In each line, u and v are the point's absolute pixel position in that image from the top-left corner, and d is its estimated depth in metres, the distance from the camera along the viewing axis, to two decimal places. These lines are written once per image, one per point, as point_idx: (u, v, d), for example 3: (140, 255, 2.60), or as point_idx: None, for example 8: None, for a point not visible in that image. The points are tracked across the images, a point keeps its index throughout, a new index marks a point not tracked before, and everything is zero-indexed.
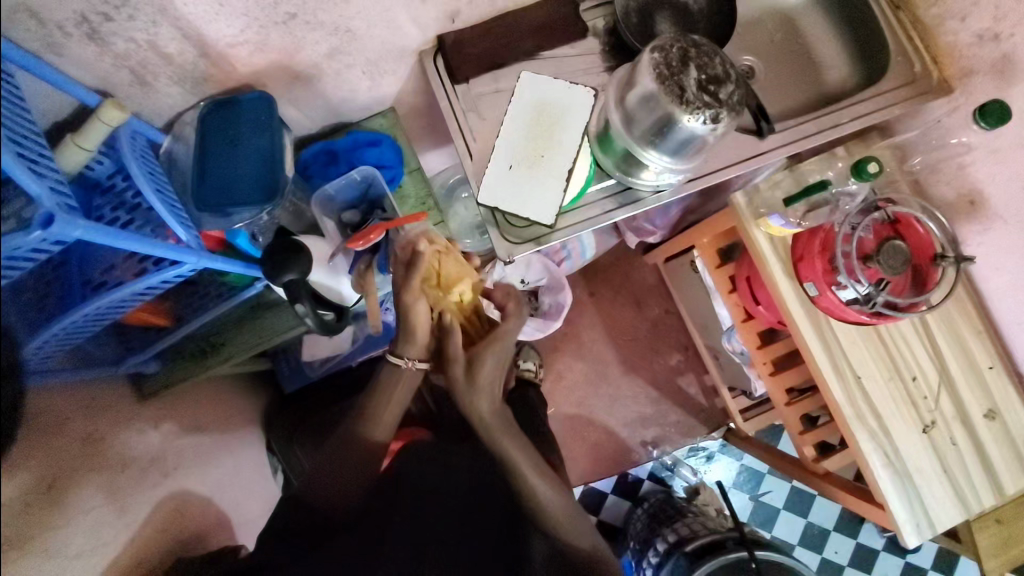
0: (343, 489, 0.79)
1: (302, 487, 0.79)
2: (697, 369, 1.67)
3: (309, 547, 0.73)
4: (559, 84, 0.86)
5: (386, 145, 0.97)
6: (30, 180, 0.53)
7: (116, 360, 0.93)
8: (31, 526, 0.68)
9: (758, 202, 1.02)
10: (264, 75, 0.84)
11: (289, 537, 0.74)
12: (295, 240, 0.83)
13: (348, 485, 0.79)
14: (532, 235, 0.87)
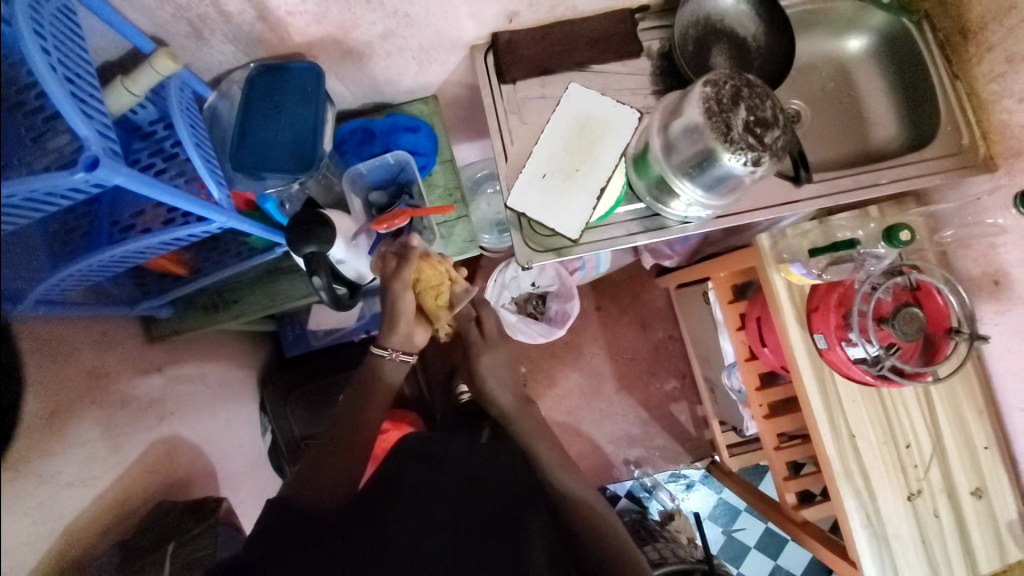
0: (328, 490, 0.83)
1: (288, 493, 0.79)
2: (691, 399, 1.67)
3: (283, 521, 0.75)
4: (606, 100, 0.85)
5: (423, 133, 0.98)
6: (80, 121, 0.55)
7: (130, 302, 0.93)
8: (31, 448, 0.70)
9: (782, 248, 1.02)
10: (316, 47, 0.84)
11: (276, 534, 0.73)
12: (321, 212, 0.84)
13: (334, 486, 0.84)
14: (554, 244, 0.87)
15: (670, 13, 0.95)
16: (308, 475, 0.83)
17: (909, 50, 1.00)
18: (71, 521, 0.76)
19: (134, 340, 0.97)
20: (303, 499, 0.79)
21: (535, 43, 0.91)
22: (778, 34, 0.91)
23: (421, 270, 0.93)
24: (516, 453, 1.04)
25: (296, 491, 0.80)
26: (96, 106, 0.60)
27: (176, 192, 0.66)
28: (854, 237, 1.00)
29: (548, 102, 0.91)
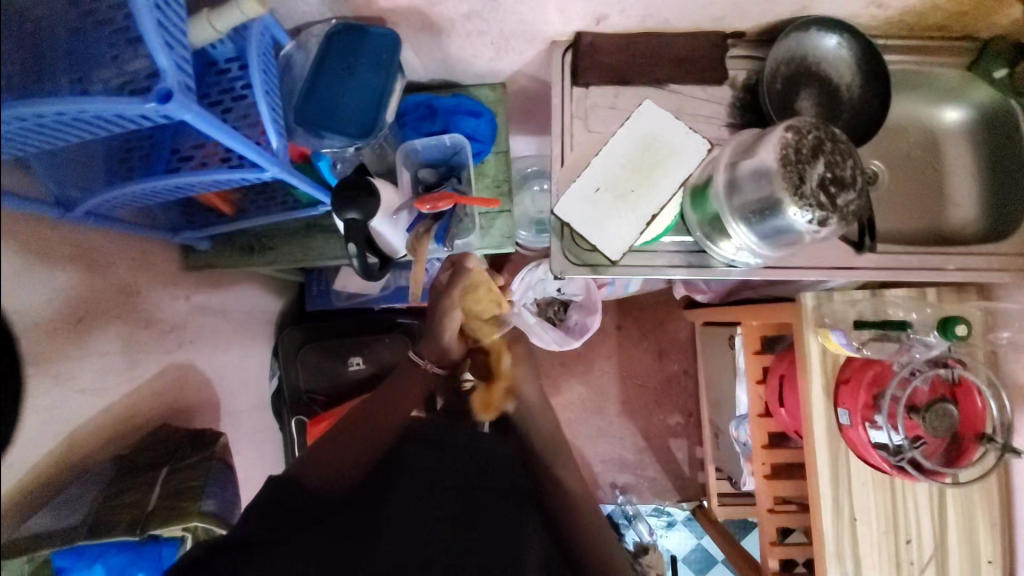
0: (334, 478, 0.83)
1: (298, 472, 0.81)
2: (692, 438, 1.63)
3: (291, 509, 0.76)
4: (679, 125, 0.81)
5: (484, 120, 0.97)
6: (161, 52, 0.55)
7: (171, 227, 0.95)
8: (53, 348, 0.74)
9: (826, 310, 0.97)
10: (398, 15, 0.83)
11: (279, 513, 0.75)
12: (367, 180, 0.83)
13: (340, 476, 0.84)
14: (591, 261, 0.83)
15: (764, 47, 0.91)
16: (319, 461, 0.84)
17: (1010, 135, 0.94)
18: (78, 424, 0.79)
19: (169, 266, 1.00)
20: (312, 482, 0.80)
21: (618, 52, 0.88)
22: (873, 91, 0.86)
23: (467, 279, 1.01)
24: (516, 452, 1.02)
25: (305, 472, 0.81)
26: (180, 37, 0.61)
27: (237, 135, 0.66)
28: (905, 319, 0.95)
29: (618, 115, 0.88)
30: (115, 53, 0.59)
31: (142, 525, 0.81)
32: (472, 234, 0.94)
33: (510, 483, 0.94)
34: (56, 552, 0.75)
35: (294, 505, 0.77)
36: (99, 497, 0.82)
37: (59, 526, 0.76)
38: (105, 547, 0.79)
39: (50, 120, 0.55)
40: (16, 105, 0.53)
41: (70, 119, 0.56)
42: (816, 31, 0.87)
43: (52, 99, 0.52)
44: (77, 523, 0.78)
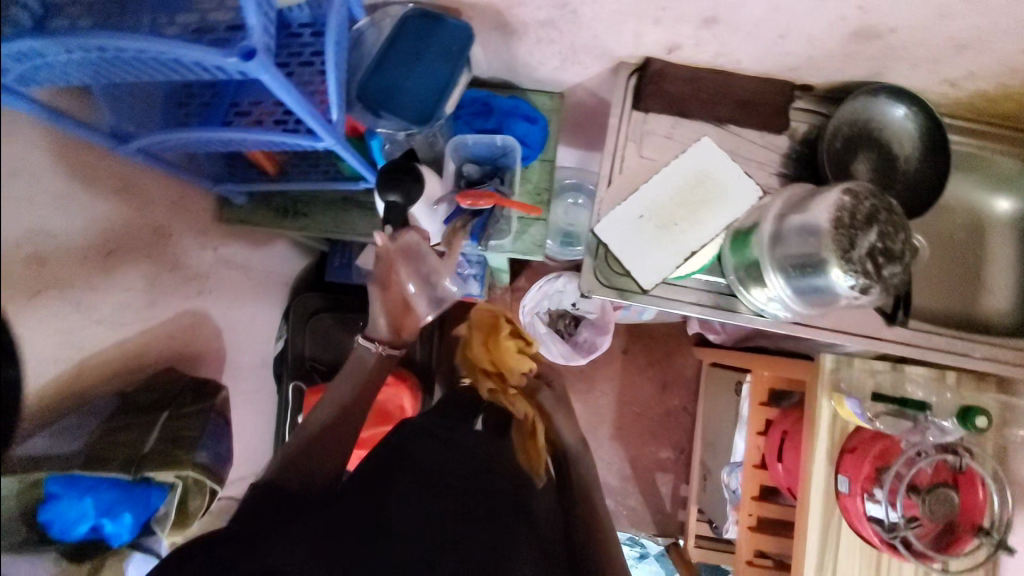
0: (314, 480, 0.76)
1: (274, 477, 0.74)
2: (679, 475, 1.62)
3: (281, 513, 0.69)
4: (734, 167, 0.81)
5: (538, 127, 0.97)
6: (253, 11, 0.55)
7: (213, 177, 0.94)
8: (80, 277, 0.76)
9: (842, 375, 0.97)
10: (474, 10, 0.83)
11: (267, 513, 0.69)
12: (415, 165, 0.84)
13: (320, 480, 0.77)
14: (620, 284, 0.82)
15: (830, 104, 0.90)
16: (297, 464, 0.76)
17: None
18: (90, 354, 0.80)
19: (202, 215, 1.01)
20: (292, 482, 0.74)
21: (685, 83, 0.87)
22: (931, 167, 0.86)
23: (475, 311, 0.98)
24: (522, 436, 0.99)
25: (300, 457, 0.78)
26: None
27: (304, 102, 0.67)
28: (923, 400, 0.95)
29: (673, 146, 0.87)
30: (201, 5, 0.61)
31: (136, 466, 0.82)
32: (506, 238, 0.94)
33: (511, 482, 0.87)
34: (50, 476, 0.74)
35: (283, 505, 0.70)
36: (94, 432, 0.80)
37: (54, 454, 0.75)
38: (98, 481, 0.79)
39: (128, 56, 0.56)
40: (100, 36, 0.53)
41: (147, 58, 0.56)
42: (885, 98, 0.86)
43: (138, 38, 0.52)
44: (74, 453, 0.77)
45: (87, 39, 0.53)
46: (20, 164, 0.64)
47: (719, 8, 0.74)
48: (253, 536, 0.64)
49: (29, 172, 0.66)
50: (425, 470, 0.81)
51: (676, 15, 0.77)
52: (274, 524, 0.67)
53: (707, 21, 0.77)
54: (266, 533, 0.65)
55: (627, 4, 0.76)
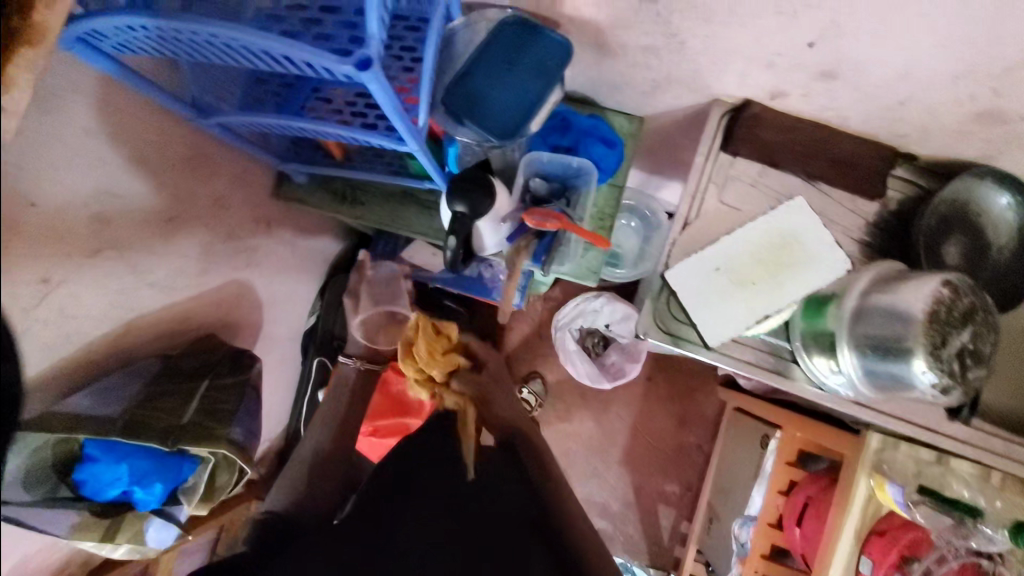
0: (320, 504, 0.93)
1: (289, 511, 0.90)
2: (681, 511, 1.60)
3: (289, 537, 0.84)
4: (826, 235, 0.74)
5: (615, 152, 0.94)
6: (375, 19, 0.51)
7: (280, 155, 0.94)
8: (139, 240, 0.76)
9: (885, 457, 0.94)
10: (575, 24, 0.79)
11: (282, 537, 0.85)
12: (489, 178, 0.81)
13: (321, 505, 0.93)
14: (679, 332, 0.79)
15: (931, 178, 0.85)
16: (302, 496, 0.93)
17: None
18: (138, 316, 0.80)
19: (259, 189, 1.00)
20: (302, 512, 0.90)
21: (783, 130, 0.82)
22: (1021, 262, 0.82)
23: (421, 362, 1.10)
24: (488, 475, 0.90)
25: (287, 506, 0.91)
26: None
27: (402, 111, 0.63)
28: (973, 502, 0.90)
29: (755, 195, 0.83)
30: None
31: (175, 439, 0.77)
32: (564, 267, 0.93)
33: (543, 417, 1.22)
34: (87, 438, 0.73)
35: (293, 531, 0.86)
36: (134, 396, 0.79)
37: (96, 415, 0.73)
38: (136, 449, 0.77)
39: (236, 44, 0.53)
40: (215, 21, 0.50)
41: (255, 49, 0.53)
42: (993, 182, 0.80)
43: (252, 33, 0.50)
44: (115, 417, 0.75)
45: (197, 25, 0.50)
46: (102, 124, 0.65)
47: (839, 63, 0.69)
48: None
49: (107, 132, 0.66)
50: (422, 489, 0.88)
51: (791, 63, 0.72)
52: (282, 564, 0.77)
53: (824, 74, 0.72)
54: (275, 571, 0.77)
55: (739, 44, 0.71)
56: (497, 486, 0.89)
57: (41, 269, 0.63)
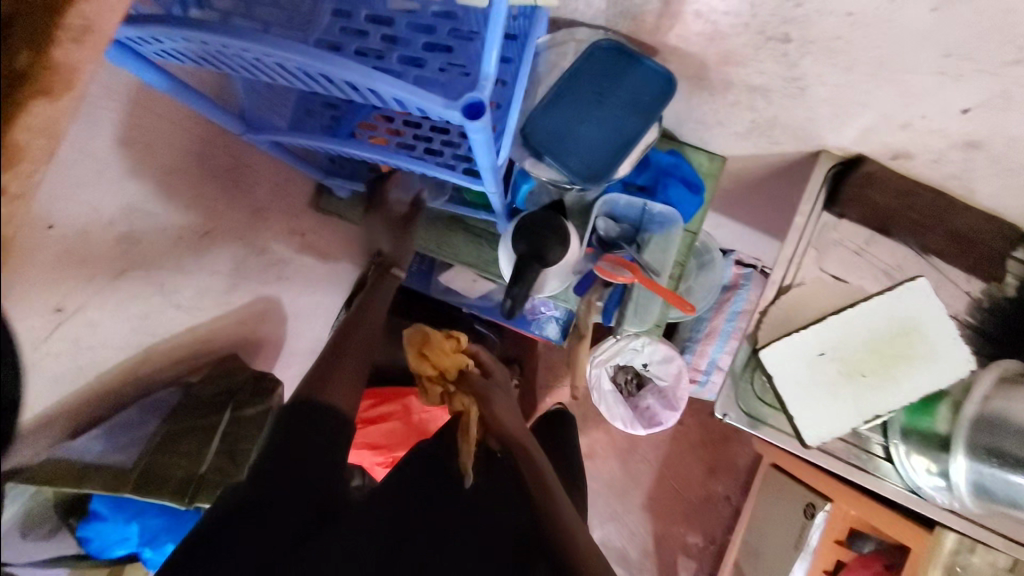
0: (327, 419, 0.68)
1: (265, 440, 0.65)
2: (704, 565, 1.51)
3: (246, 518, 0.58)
4: (952, 328, 0.65)
5: (697, 197, 0.82)
6: (495, 57, 0.42)
7: (325, 169, 0.89)
8: (167, 260, 0.66)
9: (962, 561, 0.80)
10: (678, 56, 0.68)
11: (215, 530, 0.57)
12: (563, 219, 0.72)
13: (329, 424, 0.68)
14: (758, 411, 0.72)
15: None
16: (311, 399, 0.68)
17: None
18: (158, 341, 0.71)
19: (299, 200, 0.91)
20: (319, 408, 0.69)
21: (901, 195, 0.72)
22: None
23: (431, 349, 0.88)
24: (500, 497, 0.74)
25: (313, 384, 0.72)
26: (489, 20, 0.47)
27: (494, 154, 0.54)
28: None
29: (861, 265, 0.74)
30: (393, 12, 0.50)
31: (190, 493, 0.73)
32: (640, 330, 0.82)
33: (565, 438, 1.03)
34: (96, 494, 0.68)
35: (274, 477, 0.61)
36: (150, 438, 0.73)
37: (106, 462, 0.68)
38: (146, 507, 0.72)
39: (317, 74, 0.44)
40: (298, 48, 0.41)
41: (341, 81, 0.45)
42: None
43: (341, 64, 0.41)
44: (128, 468, 0.70)
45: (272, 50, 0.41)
46: (138, 134, 0.57)
47: (992, 134, 0.59)
48: (251, 511, 0.59)
49: (142, 143, 0.58)
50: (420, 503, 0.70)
51: (935, 125, 0.61)
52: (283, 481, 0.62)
53: (971, 143, 0.61)
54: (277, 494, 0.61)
55: (879, 98, 0.61)
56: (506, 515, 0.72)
57: (56, 296, 0.54)
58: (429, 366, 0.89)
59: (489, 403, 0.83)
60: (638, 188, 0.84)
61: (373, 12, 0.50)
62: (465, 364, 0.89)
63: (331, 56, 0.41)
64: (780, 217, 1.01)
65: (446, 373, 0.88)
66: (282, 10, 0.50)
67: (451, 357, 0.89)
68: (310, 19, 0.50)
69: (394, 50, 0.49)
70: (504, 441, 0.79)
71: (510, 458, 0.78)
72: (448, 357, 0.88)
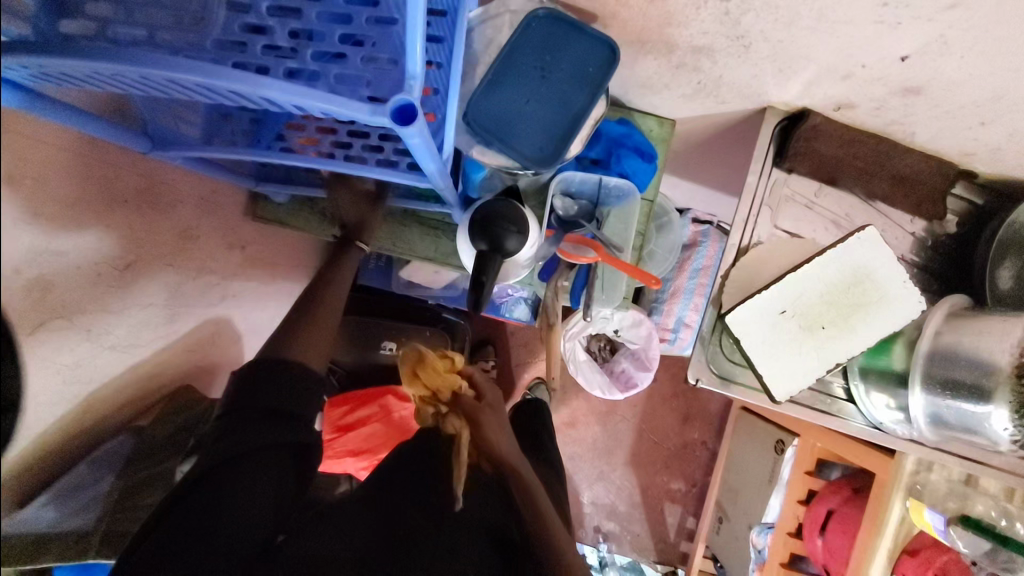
0: (295, 392, 0.67)
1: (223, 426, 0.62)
2: (688, 508, 1.60)
3: (211, 512, 0.55)
4: (901, 271, 0.68)
5: (651, 165, 0.80)
6: (419, 55, 0.40)
7: (256, 175, 0.82)
8: (89, 300, 0.59)
9: (921, 479, 0.90)
10: (616, 21, 0.64)
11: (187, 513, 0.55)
12: (518, 207, 0.69)
13: (294, 398, 0.66)
14: (728, 371, 0.75)
15: (989, 197, 0.77)
16: (275, 378, 0.66)
17: None
18: (97, 389, 0.65)
19: (232, 211, 0.84)
20: (291, 378, 0.67)
21: (846, 143, 0.73)
22: None
23: (423, 367, 0.73)
24: (486, 489, 0.75)
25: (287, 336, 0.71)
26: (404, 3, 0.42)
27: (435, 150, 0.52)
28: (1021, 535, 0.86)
29: (811, 218, 0.77)
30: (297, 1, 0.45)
31: None
32: (610, 307, 0.81)
33: (541, 430, 1.01)
34: (58, 566, 0.69)
35: (229, 482, 0.58)
36: (104, 494, 0.69)
37: (59, 529, 0.64)
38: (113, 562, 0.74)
39: (222, 89, 0.39)
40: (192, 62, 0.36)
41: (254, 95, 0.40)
42: None
43: (252, 79, 0.37)
44: (87, 531, 0.67)
45: (161, 69, 0.36)
46: (23, 166, 0.49)
47: (929, 79, 0.60)
48: (241, 463, 0.59)
49: (32, 176, 0.50)
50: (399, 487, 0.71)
51: (874, 74, 0.62)
52: (264, 434, 0.62)
53: (909, 88, 0.62)
54: (255, 463, 0.60)
55: (818, 53, 0.60)
56: (486, 509, 0.74)
57: None
58: (418, 384, 0.73)
59: (485, 431, 0.72)
60: (592, 161, 0.82)
61: (275, 3, 0.45)
62: (460, 385, 0.73)
63: (221, 70, 0.36)
64: (731, 173, 1.02)
65: (438, 394, 0.73)
66: (168, 10, 0.44)
67: (444, 376, 0.73)
68: (202, 17, 0.44)
69: (307, 45, 0.45)
70: (498, 465, 0.73)
71: (501, 480, 0.74)
72: (442, 377, 0.73)
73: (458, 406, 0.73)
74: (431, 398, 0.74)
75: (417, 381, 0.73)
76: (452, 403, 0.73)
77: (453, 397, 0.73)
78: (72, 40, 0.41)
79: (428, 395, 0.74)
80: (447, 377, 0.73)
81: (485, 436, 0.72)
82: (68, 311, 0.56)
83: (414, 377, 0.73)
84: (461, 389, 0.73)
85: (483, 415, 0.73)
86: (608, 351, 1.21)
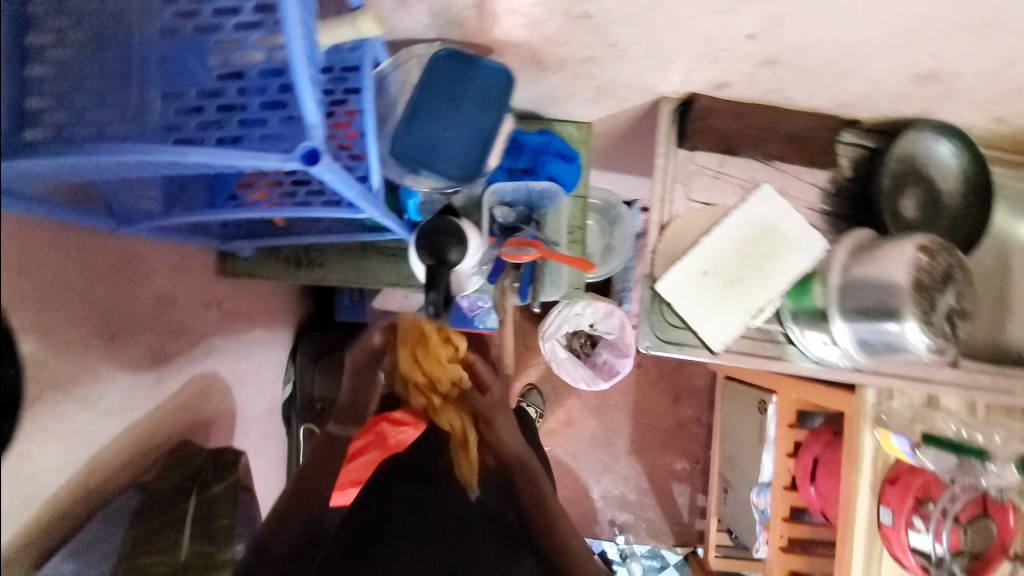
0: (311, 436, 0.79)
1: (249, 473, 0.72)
2: (694, 484, 1.64)
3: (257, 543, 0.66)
4: (799, 218, 0.79)
5: (573, 166, 0.89)
6: (312, 107, 0.48)
7: (220, 235, 0.90)
8: (81, 369, 0.66)
9: (884, 408, 0.95)
10: (508, 48, 0.73)
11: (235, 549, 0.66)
12: (452, 221, 0.77)
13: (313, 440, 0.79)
14: (676, 337, 0.80)
15: (876, 140, 0.87)
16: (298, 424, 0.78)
17: None
18: (98, 451, 0.70)
19: (204, 273, 0.91)
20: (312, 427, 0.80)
21: (736, 116, 0.82)
22: (973, 203, 0.86)
23: (423, 352, 0.83)
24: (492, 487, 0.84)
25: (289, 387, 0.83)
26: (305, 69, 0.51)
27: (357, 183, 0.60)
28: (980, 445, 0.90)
29: (721, 185, 0.84)
30: (220, 83, 0.54)
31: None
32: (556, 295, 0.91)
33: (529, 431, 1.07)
34: None
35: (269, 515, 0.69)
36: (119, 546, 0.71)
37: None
38: None
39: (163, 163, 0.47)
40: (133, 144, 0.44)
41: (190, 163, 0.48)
42: (932, 134, 0.84)
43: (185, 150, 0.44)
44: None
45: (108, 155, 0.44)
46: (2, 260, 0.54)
47: (782, 50, 0.69)
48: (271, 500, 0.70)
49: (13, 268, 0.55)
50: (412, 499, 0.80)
51: (736, 54, 0.71)
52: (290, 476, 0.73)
53: (769, 59, 0.71)
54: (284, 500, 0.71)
55: (682, 45, 0.70)
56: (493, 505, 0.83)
57: None
58: (421, 371, 0.84)
59: (492, 429, 0.84)
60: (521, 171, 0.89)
61: (202, 87, 0.54)
62: (460, 375, 0.85)
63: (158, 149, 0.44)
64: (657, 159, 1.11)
65: (439, 384, 0.84)
66: (112, 108, 0.52)
67: (444, 362, 0.84)
68: (142, 109, 0.52)
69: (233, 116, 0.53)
70: (501, 459, 0.84)
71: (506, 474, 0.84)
72: (445, 367, 0.84)
73: (461, 398, 0.85)
74: (434, 386, 0.85)
75: (417, 362, 0.84)
76: (455, 395, 0.85)
77: (455, 389, 0.85)
78: (36, 147, 0.48)
79: (431, 383, 0.84)
80: (449, 363, 0.84)
81: (490, 433, 0.84)
82: (61, 382, 0.63)
83: (416, 359, 0.84)
84: (461, 378, 0.85)
85: (488, 409, 0.85)
86: (588, 344, 1.28)
